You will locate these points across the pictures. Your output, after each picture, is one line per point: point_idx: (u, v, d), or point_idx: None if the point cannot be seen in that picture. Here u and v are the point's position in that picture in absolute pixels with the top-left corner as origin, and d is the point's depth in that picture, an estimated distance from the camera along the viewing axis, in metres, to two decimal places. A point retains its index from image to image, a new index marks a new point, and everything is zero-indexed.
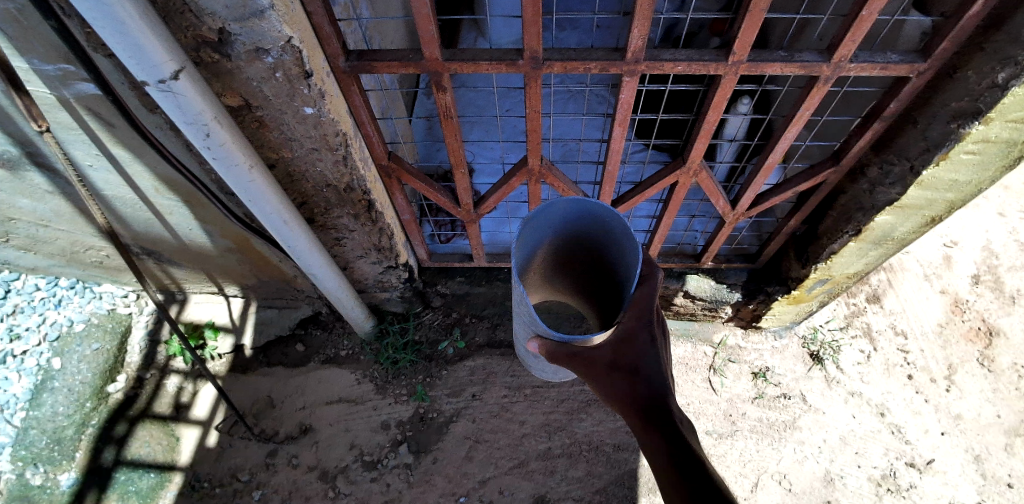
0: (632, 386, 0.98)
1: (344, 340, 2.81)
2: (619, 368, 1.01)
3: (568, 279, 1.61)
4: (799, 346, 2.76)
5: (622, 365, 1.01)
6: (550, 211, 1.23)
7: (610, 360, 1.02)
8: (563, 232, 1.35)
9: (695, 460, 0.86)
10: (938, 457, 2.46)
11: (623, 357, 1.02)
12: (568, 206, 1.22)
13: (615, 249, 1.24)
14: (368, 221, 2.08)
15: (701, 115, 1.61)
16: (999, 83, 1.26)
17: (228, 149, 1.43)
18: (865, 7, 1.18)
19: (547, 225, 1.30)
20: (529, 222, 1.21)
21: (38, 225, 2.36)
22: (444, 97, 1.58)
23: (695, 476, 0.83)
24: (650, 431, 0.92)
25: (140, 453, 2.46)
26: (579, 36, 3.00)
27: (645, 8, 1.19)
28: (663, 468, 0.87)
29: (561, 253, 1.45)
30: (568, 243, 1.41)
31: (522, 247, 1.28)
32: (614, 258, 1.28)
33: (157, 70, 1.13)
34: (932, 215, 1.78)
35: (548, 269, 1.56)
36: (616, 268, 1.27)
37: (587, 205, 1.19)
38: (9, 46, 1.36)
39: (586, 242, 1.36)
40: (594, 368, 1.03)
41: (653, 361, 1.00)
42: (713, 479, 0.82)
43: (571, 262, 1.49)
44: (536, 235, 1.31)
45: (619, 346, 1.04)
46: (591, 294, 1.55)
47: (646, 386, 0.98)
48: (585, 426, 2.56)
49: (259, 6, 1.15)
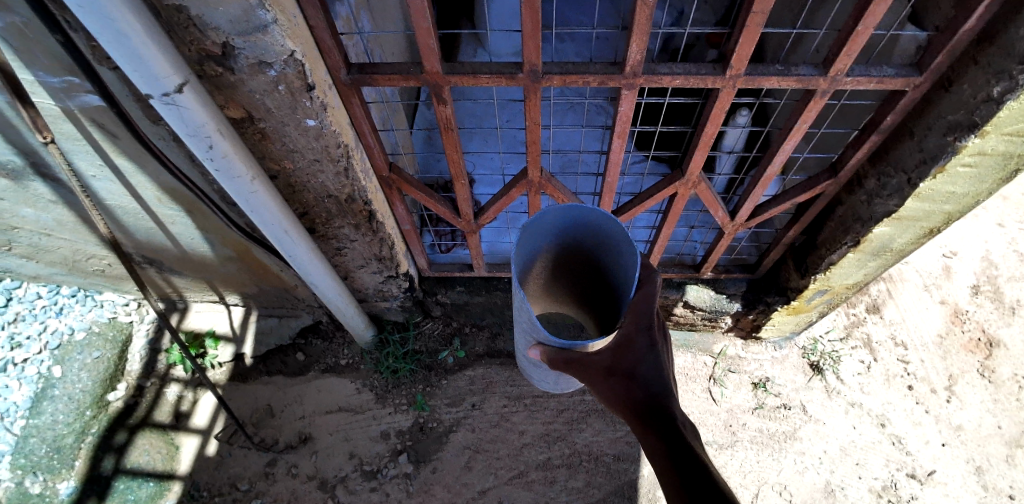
0: (630, 389, 0.95)
1: (345, 349, 2.82)
2: (617, 371, 0.98)
3: (568, 286, 1.60)
4: (799, 356, 2.76)
5: (619, 368, 0.99)
6: (548, 218, 1.23)
7: (608, 365, 1.00)
8: (562, 239, 1.35)
9: (698, 462, 0.81)
10: (939, 469, 2.45)
11: (621, 359, 1.00)
12: (566, 212, 1.22)
13: (614, 257, 1.25)
14: (369, 231, 2.09)
15: (699, 127, 1.63)
16: (994, 97, 1.27)
17: (230, 160, 1.44)
18: (861, 21, 1.20)
19: (545, 232, 1.30)
20: (526, 229, 1.20)
21: (40, 233, 2.37)
22: (445, 110, 1.59)
23: (698, 478, 0.78)
24: (650, 434, 0.88)
25: (139, 461, 2.45)
26: (578, 48, 3.03)
27: (642, 23, 1.21)
28: (664, 471, 0.83)
29: (559, 259, 1.45)
30: (566, 250, 1.42)
31: (520, 255, 1.28)
32: (612, 264, 1.27)
33: (160, 83, 1.14)
34: (930, 226, 1.79)
35: (548, 277, 1.56)
36: (615, 275, 1.27)
37: (584, 212, 1.20)
38: (16, 59, 1.38)
39: (584, 249, 1.36)
40: (591, 373, 1.01)
41: (652, 364, 0.97)
42: (714, 480, 0.78)
43: (570, 268, 1.49)
44: (534, 243, 1.31)
45: (617, 349, 1.02)
46: (591, 301, 1.54)
47: (645, 388, 0.94)
48: (585, 436, 2.56)
49: (262, 21, 1.17)
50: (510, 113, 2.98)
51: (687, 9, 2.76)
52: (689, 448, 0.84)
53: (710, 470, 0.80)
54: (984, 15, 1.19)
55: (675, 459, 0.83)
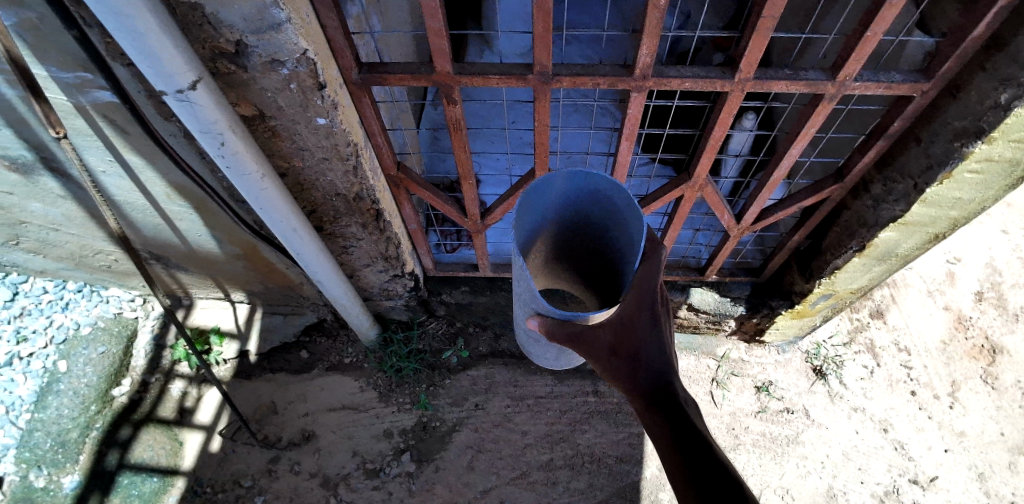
0: (636, 377, 0.97)
1: (349, 348, 2.83)
2: (621, 355, 0.98)
3: (569, 263, 1.57)
4: (803, 360, 2.76)
5: (624, 354, 0.97)
6: (549, 185, 1.20)
7: (612, 346, 0.97)
8: (564, 209, 1.31)
9: (701, 449, 0.90)
10: (941, 474, 2.45)
11: (626, 344, 0.98)
12: (567, 179, 1.19)
13: (616, 222, 1.23)
14: (375, 230, 2.10)
15: (706, 131, 1.64)
16: (1002, 103, 1.28)
17: (241, 158, 1.45)
18: (870, 27, 1.20)
19: (546, 201, 1.27)
20: (529, 197, 1.16)
21: (49, 228, 2.39)
22: (454, 110, 1.61)
23: (706, 466, 0.87)
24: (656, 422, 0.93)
25: (144, 456, 2.46)
26: (586, 50, 3.04)
27: (653, 26, 1.22)
28: (674, 461, 0.90)
29: (561, 231, 1.41)
30: (567, 220, 1.40)
31: (522, 225, 1.24)
32: (617, 232, 1.24)
33: (175, 80, 1.16)
34: (935, 232, 1.80)
35: (549, 252, 1.52)
36: (619, 243, 1.24)
37: (589, 179, 1.17)
38: (30, 54, 1.39)
39: (586, 219, 1.32)
40: (596, 353, 0.97)
41: (654, 349, 0.98)
42: (723, 472, 0.86)
43: (572, 241, 1.45)
44: (536, 212, 1.28)
45: (620, 330, 0.98)
46: (593, 276, 1.51)
47: (649, 376, 0.97)
48: (588, 437, 2.56)
49: (276, 19, 1.18)
50: (517, 114, 2.98)
51: (695, 12, 2.78)
52: (695, 438, 0.91)
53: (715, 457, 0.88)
54: (993, 22, 1.20)
55: (683, 448, 0.90)
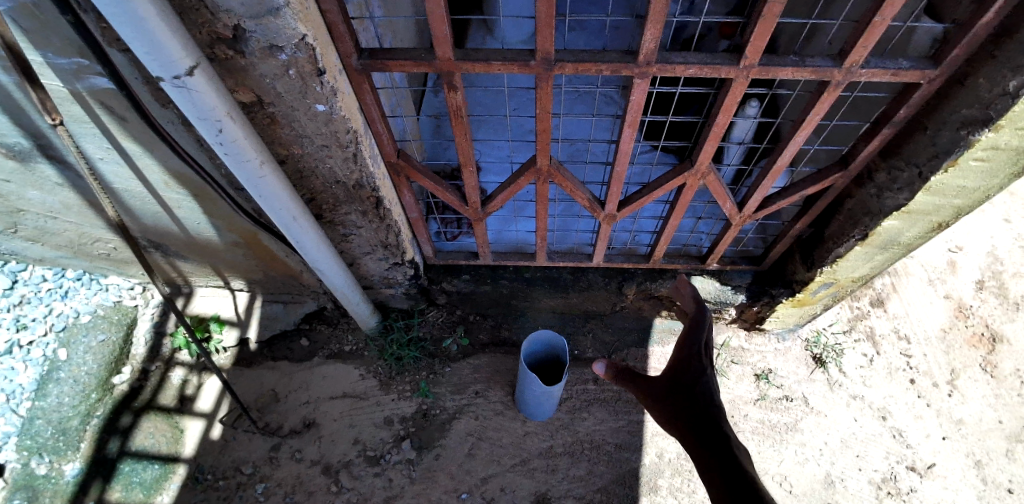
0: (685, 402, 1.18)
1: (349, 336, 2.84)
2: (674, 390, 1.22)
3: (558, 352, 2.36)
4: (803, 349, 2.77)
5: (676, 390, 1.21)
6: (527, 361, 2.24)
7: (665, 386, 1.24)
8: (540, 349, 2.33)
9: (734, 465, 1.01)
10: (939, 462, 2.48)
11: (682, 379, 1.22)
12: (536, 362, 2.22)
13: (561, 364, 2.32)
14: (376, 217, 2.08)
15: (710, 118, 1.62)
16: (1010, 91, 1.26)
17: (240, 145, 1.44)
18: (879, 12, 1.18)
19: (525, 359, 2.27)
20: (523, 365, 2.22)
21: (46, 216, 2.37)
22: (455, 97, 1.59)
23: (743, 486, 0.96)
24: (697, 440, 1.09)
25: (145, 443, 2.47)
26: (589, 38, 3.02)
27: (659, 12, 1.20)
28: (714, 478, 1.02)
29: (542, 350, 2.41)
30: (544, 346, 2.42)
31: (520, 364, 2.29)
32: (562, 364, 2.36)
33: (172, 66, 1.13)
34: (939, 221, 1.79)
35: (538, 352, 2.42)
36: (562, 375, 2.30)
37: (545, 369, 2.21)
38: (23, 39, 1.37)
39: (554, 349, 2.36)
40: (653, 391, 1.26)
41: (707, 385, 1.19)
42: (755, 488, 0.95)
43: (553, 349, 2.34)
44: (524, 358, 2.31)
45: (675, 372, 1.25)
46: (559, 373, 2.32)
47: (700, 405, 1.16)
48: (588, 424, 2.58)
49: (274, 4, 1.15)
50: (519, 101, 2.96)
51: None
52: (734, 457, 1.02)
53: (753, 480, 0.97)
54: (1005, 7, 1.18)
55: (724, 468, 1.01)
